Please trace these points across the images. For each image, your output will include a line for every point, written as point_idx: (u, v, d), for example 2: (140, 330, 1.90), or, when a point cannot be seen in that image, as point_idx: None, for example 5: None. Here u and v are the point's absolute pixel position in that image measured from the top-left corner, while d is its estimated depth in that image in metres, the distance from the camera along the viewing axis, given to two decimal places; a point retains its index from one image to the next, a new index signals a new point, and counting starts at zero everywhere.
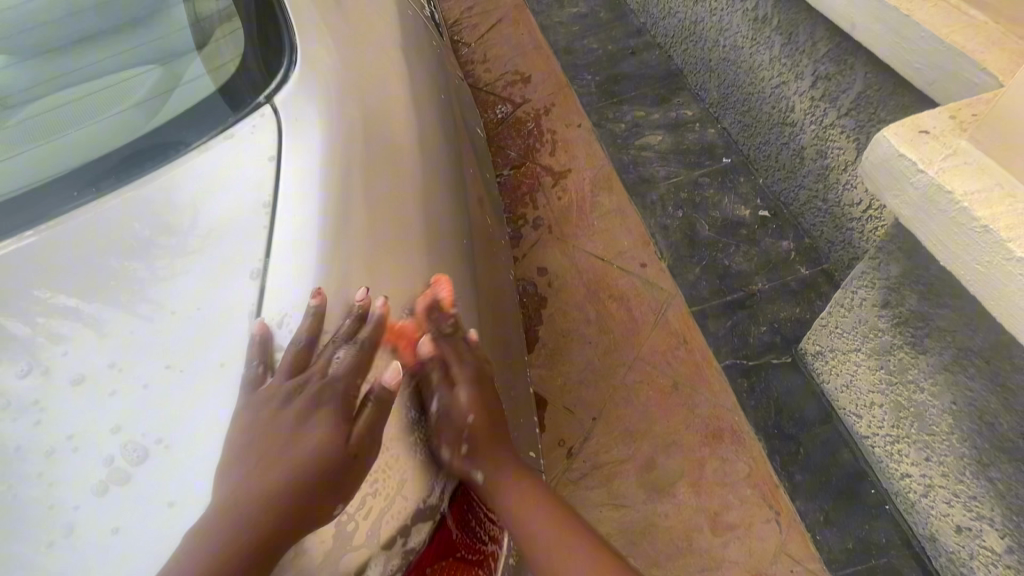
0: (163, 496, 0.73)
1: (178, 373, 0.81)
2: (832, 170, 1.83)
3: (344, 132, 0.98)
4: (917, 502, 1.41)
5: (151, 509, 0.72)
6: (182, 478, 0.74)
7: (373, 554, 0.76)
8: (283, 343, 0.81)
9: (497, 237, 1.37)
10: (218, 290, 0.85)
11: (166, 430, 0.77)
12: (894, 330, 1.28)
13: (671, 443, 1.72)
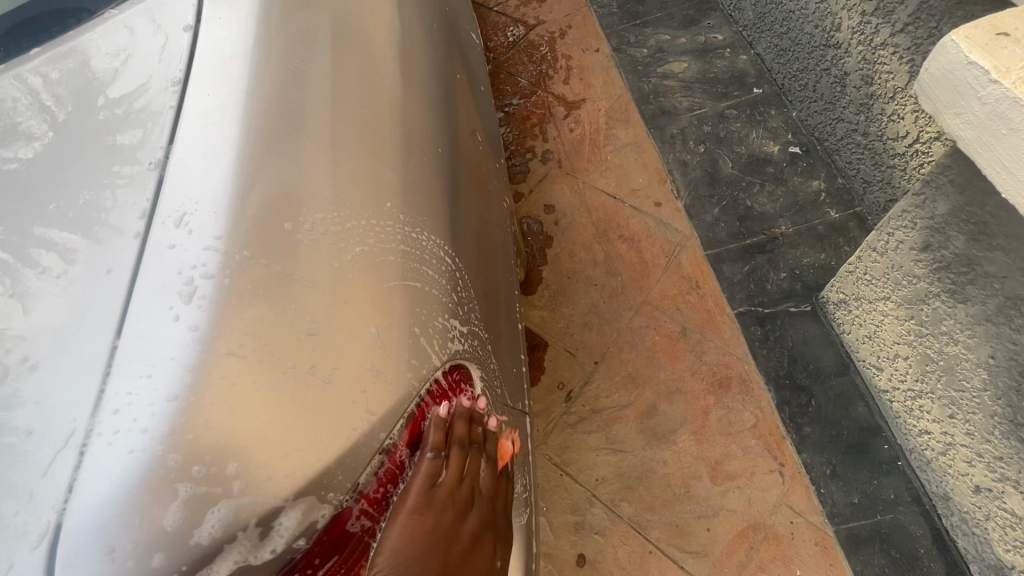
0: (23, 422, 0.67)
1: (52, 284, 0.72)
2: (876, 98, 1.63)
3: (287, 24, 0.87)
4: (935, 459, 1.33)
5: (10, 434, 0.66)
6: (44, 402, 0.67)
7: (282, 508, 0.66)
8: (178, 243, 0.72)
9: (491, 170, 1.24)
10: (102, 190, 0.76)
11: (33, 344, 0.69)
12: (931, 275, 1.15)
13: (674, 390, 1.66)
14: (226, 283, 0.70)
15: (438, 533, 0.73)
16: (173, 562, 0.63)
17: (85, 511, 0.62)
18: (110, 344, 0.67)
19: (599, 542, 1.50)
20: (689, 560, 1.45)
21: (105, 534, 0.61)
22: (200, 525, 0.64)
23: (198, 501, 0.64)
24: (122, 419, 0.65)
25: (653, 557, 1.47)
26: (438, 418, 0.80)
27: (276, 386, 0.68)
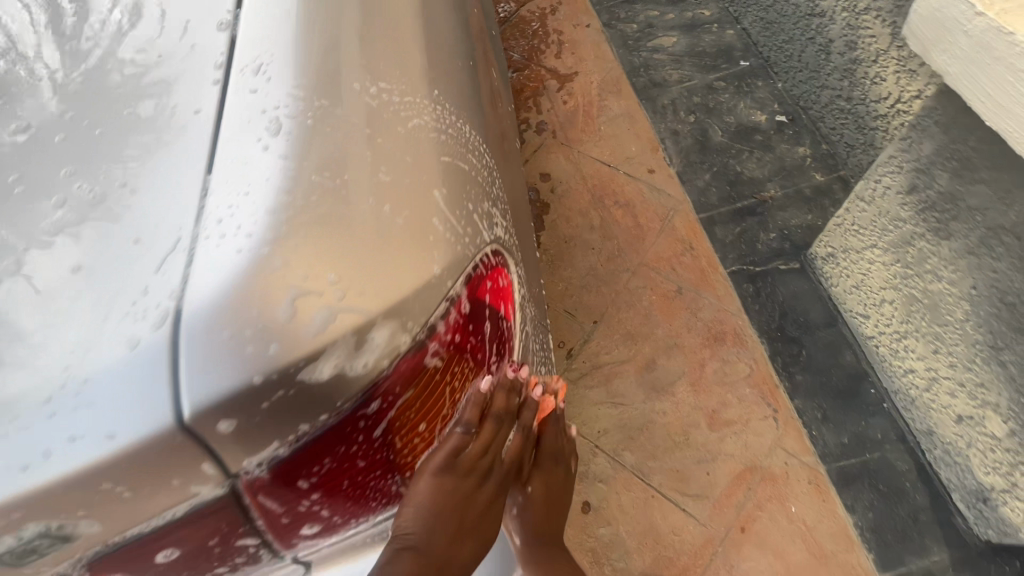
0: (124, 233, 0.56)
1: (148, 114, 0.62)
2: (859, 62, 1.69)
3: None
4: (919, 398, 1.41)
5: (110, 256, 0.56)
6: (146, 216, 0.57)
7: (374, 321, 0.55)
8: (256, 88, 0.62)
9: (496, 90, 1.20)
10: (191, 27, 0.67)
11: (127, 167, 0.60)
12: (917, 216, 1.23)
13: (672, 346, 1.71)
14: (313, 124, 0.60)
15: (462, 495, 0.75)
16: (257, 353, 0.52)
17: (192, 308, 0.52)
18: (206, 158, 0.58)
19: (603, 489, 1.55)
20: (689, 503, 1.50)
21: (215, 326, 0.52)
22: (308, 317, 0.53)
23: (302, 302, 0.53)
24: (222, 219, 0.55)
25: (655, 501, 1.52)
26: (475, 395, 0.72)
27: (364, 223, 0.57)
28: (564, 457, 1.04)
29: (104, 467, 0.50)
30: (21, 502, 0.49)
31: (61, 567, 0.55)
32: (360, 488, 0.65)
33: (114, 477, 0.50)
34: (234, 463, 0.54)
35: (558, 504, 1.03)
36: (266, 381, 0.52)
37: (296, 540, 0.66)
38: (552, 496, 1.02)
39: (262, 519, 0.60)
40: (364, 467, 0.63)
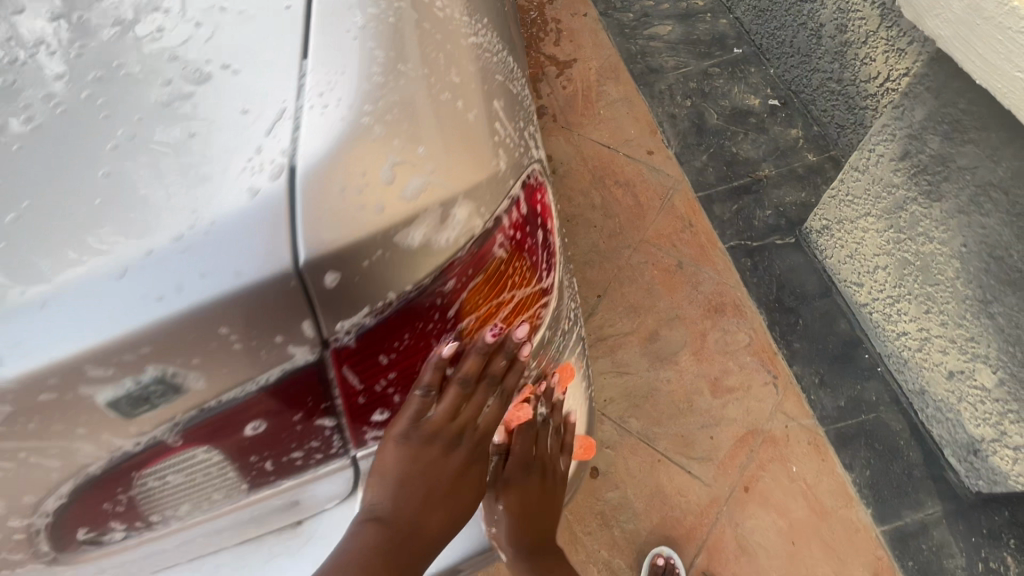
0: (235, 105, 0.54)
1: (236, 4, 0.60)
2: (850, 45, 1.78)
3: None
4: (910, 359, 1.48)
5: (225, 128, 0.53)
6: (260, 91, 0.54)
7: (457, 198, 0.56)
8: None
9: None
10: None
11: (233, 47, 0.57)
12: (909, 181, 1.29)
13: (674, 318, 1.76)
14: (394, 21, 0.60)
15: (431, 465, 0.69)
16: (356, 212, 0.51)
17: (305, 170, 0.50)
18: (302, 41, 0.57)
19: (610, 455, 1.57)
20: (695, 467, 1.54)
21: (327, 186, 0.51)
22: (407, 180, 0.53)
23: (403, 172, 0.53)
24: (321, 91, 0.54)
25: (662, 465, 1.55)
26: (438, 357, 0.63)
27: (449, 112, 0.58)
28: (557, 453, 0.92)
29: (233, 301, 0.49)
30: (147, 339, 0.47)
31: (154, 433, 0.53)
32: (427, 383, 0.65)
33: (237, 320, 0.50)
34: (326, 326, 0.54)
35: (546, 503, 0.93)
36: (370, 243, 0.52)
37: (365, 430, 0.65)
38: (538, 494, 0.91)
39: (339, 396, 0.60)
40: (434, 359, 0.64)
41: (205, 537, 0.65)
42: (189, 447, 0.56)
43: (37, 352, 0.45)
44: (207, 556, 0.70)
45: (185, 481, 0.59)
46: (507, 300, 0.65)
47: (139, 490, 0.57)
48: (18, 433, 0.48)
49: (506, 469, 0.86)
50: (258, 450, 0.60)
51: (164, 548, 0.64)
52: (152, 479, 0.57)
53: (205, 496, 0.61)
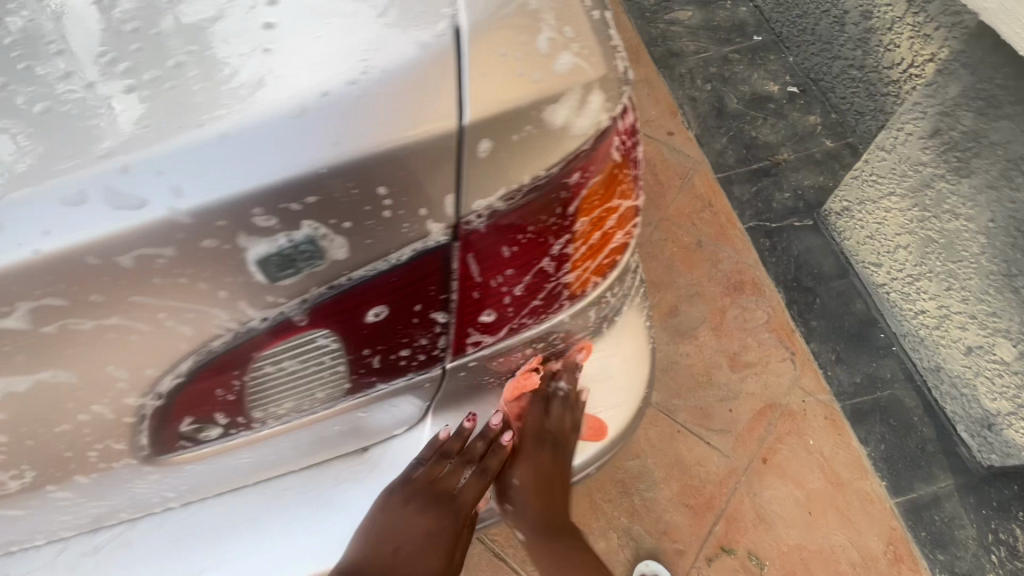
0: None
1: None
2: (874, 30, 1.82)
3: None
4: (927, 337, 1.53)
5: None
6: None
7: (597, 82, 0.43)
8: None
9: None
10: None
11: None
12: (939, 158, 1.33)
13: (695, 295, 1.76)
14: None
15: (411, 542, 0.74)
16: (505, 77, 0.40)
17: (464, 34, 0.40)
18: None
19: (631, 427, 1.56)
20: (715, 439, 1.55)
21: (485, 51, 0.40)
22: (557, 54, 0.42)
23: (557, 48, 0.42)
24: None
25: (682, 435, 1.56)
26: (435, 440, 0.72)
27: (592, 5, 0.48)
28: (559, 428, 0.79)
29: (397, 156, 0.38)
30: (306, 191, 0.37)
31: (283, 307, 0.42)
32: (539, 294, 0.52)
33: (396, 180, 0.39)
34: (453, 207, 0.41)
35: (548, 481, 0.82)
36: (520, 119, 0.40)
37: (467, 334, 0.52)
38: (540, 470, 0.82)
39: (455, 284, 0.47)
40: (548, 267, 0.50)
41: (281, 454, 0.63)
42: (310, 328, 0.45)
43: (172, 208, 0.36)
44: (276, 476, 0.70)
45: (296, 371, 0.48)
46: (621, 206, 0.52)
47: (247, 378, 0.47)
48: (165, 286, 0.39)
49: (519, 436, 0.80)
50: (373, 342, 0.48)
51: (245, 461, 0.61)
52: (267, 362, 0.46)
53: (309, 393, 0.51)
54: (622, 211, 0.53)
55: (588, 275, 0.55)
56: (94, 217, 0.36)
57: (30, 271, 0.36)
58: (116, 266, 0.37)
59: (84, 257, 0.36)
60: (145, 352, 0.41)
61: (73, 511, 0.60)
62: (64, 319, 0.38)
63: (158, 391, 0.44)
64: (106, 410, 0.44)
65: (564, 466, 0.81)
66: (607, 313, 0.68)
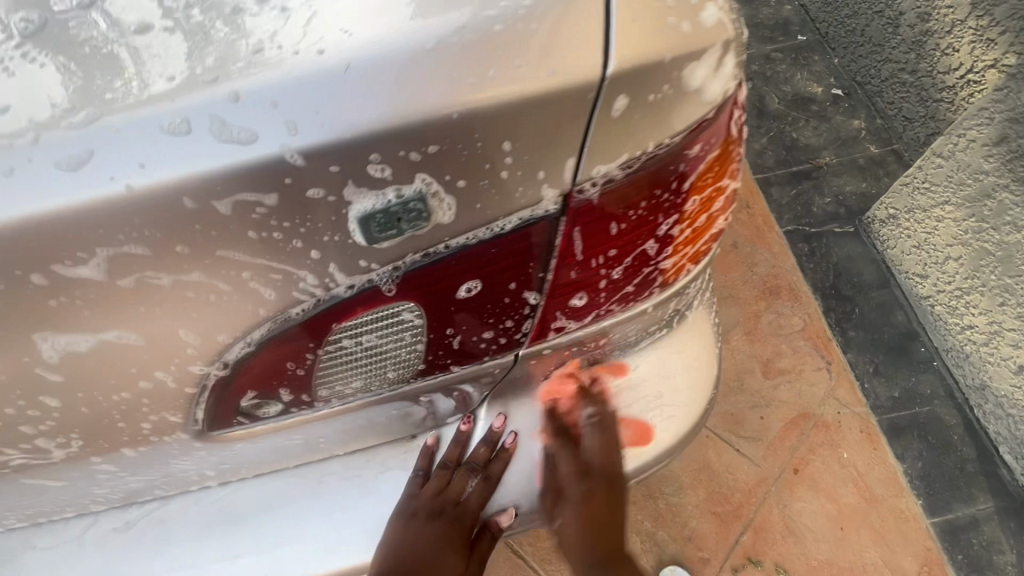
0: None
1: None
2: (932, 35, 1.76)
3: None
4: (973, 353, 1.48)
5: None
6: None
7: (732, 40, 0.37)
8: None
9: None
10: None
11: None
12: (1003, 167, 1.29)
13: (728, 299, 1.64)
14: None
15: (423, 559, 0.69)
16: (651, 24, 0.32)
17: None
18: None
19: None
20: (747, 447, 1.48)
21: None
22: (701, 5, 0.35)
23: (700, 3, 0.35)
24: None
25: (711, 440, 1.48)
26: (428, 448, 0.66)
27: None
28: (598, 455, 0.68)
29: (535, 108, 0.31)
30: (427, 139, 0.30)
31: (373, 274, 0.36)
32: (634, 279, 0.47)
33: (524, 137, 0.32)
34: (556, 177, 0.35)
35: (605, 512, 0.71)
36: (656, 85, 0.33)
37: (553, 319, 0.47)
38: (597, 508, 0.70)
39: (554, 261, 0.41)
40: (648, 250, 0.45)
41: (329, 438, 0.59)
42: (397, 300, 0.40)
43: (255, 149, 0.28)
44: (318, 458, 0.64)
45: (371, 348, 0.43)
46: (729, 189, 0.47)
47: (320, 352, 0.41)
48: (256, 244, 0.31)
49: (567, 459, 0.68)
50: (457, 322, 0.43)
51: (292, 443, 0.57)
52: (343, 337, 0.41)
53: (379, 372, 0.46)
54: (729, 193, 0.47)
55: (685, 261, 0.50)
56: (153, 155, 0.27)
57: (90, 213, 0.28)
58: (190, 214, 0.29)
59: (148, 200, 0.28)
60: (221, 312, 0.35)
61: (110, 484, 0.56)
62: (134, 273, 0.31)
63: (224, 360, 0.39)
64: (171, 375, 0.39)
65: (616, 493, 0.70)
66: (683, 306, 0.64)
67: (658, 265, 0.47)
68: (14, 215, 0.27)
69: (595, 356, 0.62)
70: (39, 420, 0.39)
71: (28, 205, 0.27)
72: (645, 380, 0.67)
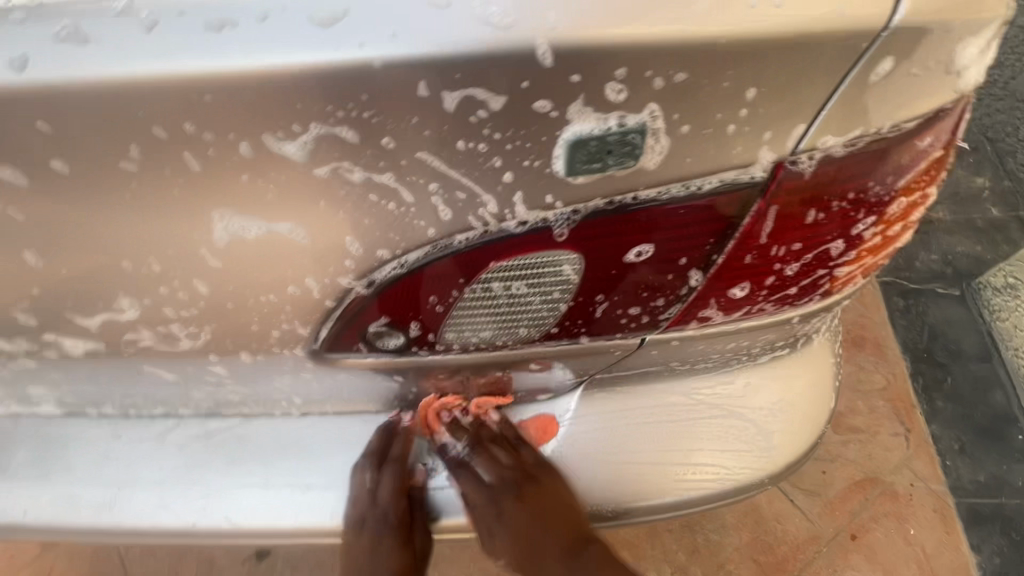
0: None
1: None
2: None
3: None
4: None
5: None
6: None
7: (1000, 38, 0.34)
8: None
9: None
10: None
11: None
12: None
13: None
14: None
15: (368, 555, 0.65)
16: None
17: None
18: None
19: None
20: (790, 488, 1.02)
21: None
22: None
23: None
24: None
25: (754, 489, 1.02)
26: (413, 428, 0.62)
27: None
28: (499, 457, 0.62)
29: (801, 52, 0.28)
30: (678, 64, 0.27)
31: (551, 214, 0.33)
32: (801, 281, 0.43)
33: (770, 86, 0.29)
34: (782, 136, 0.31)
35: (538, 518, 0.61)
36: (915, 56, 0.30)
37: (702, 307, 0.44)
38: (512, 511, 0.62)
39: (734, 242, 0.38)
40: (831, 250, 0.41)
41: (419, 390, 0.58)
42: (557, 250, 0.37)
43: (509, 36, 0.26)
44: (399, 410, 0.61)
45: (514, 297, 0.40)
46: (928, 202, 0.42)
47: (465, 290, 0.39)
48: (463, 156, 0.29)
49: (512, 478, 0.62)
50: (612, 289, 0.40)
51: (387, 386, 0.57)
52: (493, 279, 0.38)
53: (511, 327, 0.43)
54: (927, 206, 0.43)
55: (856, 273, 0.45)
56: (405, 26, 0.26)
57: (324, 78, 0.26)
58: (419, 101, 0.27)
59: (387, 74, 0.26)
60: (393, 225, 0.33)
61: (210, 390, 0.57)
62: (333, 161, 0.29)
63: (370, 278, 0.37)
64: (318, 285, 0.38)
65: (536, 491, 0.62)
66: (811, 331, 0.59)
67: (831, 271, 0.43)
68: (254, 66, 0.26)
69: (721, 356, 0.57)
70: (184, 305, 0.39)
71: (270, 59, 0.26)
72: (777, 401, 0.62)
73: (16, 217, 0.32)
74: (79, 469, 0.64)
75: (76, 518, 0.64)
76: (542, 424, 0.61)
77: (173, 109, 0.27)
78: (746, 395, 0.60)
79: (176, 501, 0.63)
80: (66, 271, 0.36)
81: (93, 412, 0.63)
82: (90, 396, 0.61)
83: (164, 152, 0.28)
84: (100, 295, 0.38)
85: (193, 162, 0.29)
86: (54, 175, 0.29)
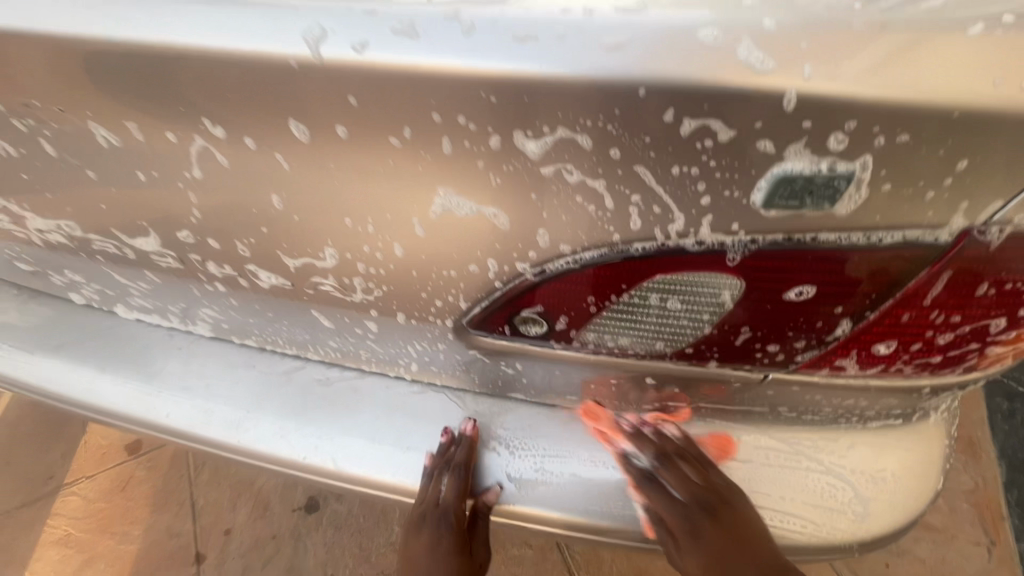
0: None
1: None
2: None
3: None
4: None
5: None
6: None
7: None
8: None
9: None
10: None
11: None
12: None
13: None
14: None
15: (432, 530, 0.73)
16: None
17: None
18: None
19: None
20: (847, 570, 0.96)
21: None
22: None
23: None
24: None
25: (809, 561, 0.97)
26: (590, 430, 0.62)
27: None
28: (691, 476, 0.60)
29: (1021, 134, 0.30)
30: (902, 127, 0.30)
31: (730, 239, 0.36)
32: (949, 350, 0.44)
33: (982, 160, 0.31)
34: (977, 207, 0.33)
35: (734, 544, 0.57)
36: None
37: (839, 356, 0.45)
38: (704, 534, 0.58)
39: (895, 297, 0.39)
40: (990, 325, 0.41)
41: (525, 383, 0.61)
42: (720, 275, 0.40)
43: (754, 82, 0.30)
44: (502, 399, 0.64)
45: (664, 311, 0.43)
46: None
47: (622, 295, 0.43)
48: (675, 176, 0.33)
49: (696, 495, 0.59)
50: (759, 321, 0.43)
51: (498, 373, 0.60)
52: (652, 291, 0.42)
53: (650, 339, 0.46)
54: None
55: (1006, 354, 0.45)
56: (665, 61, 0.30)
57: (587, 94, 0.31)
58: (657, 126, 0.31)
59: (640, 99, 0.30)
60: (583, 226, 0.37)
61: (343, 342, 0.63)
62: (561, 163, 0.34)
63: (542, 268, 0.41)
64: (495, 267, 0.42)
65: (735, 516, 0.58)
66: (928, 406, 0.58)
67: (982, 346, 0.43)
68: (533, 77, 0.31)
69: (828, 411, 0.57)
70: (377, 264, 0.45)
71: (547, 73, 0.31)
72: (883, 470, 0.60)
73: (286, 168, 0.39)
74: (214, 386, 0.73)
75: (202, 430, 0.72)
76: (719, 444, 0.61)
77: (454, 102, 0.32)
78: (845, 456, 0.59)
79: (287, 434, 0.69)
80: (298, 216, 0.43)
81: (237, 340, 0.72)
82: (242, 326, 0.69)
83: (430, 134, 0.34)
84: (312, 242, 0.45)
85: (447, 146, 0.34)
86: (333, 138, 0.36)
